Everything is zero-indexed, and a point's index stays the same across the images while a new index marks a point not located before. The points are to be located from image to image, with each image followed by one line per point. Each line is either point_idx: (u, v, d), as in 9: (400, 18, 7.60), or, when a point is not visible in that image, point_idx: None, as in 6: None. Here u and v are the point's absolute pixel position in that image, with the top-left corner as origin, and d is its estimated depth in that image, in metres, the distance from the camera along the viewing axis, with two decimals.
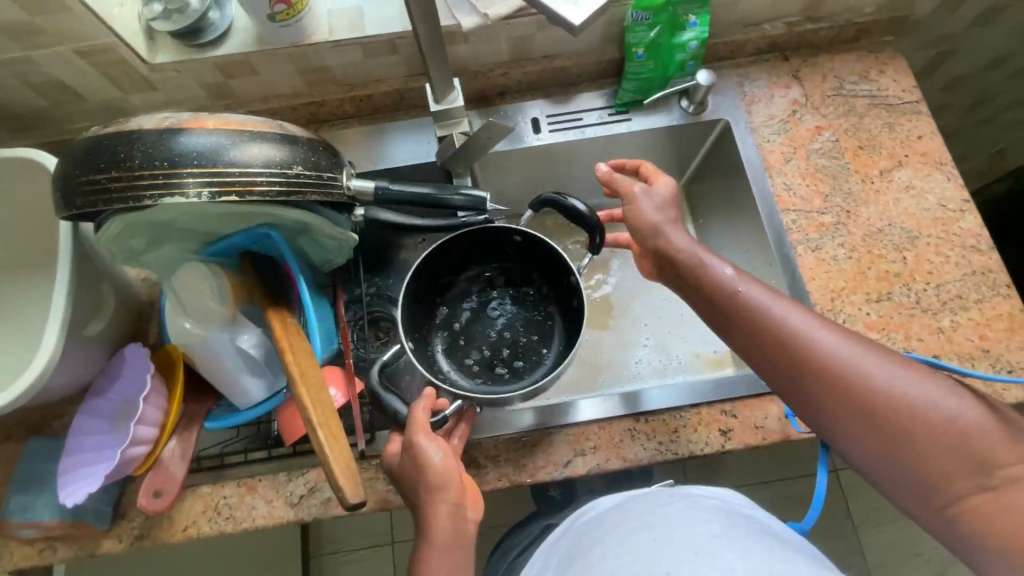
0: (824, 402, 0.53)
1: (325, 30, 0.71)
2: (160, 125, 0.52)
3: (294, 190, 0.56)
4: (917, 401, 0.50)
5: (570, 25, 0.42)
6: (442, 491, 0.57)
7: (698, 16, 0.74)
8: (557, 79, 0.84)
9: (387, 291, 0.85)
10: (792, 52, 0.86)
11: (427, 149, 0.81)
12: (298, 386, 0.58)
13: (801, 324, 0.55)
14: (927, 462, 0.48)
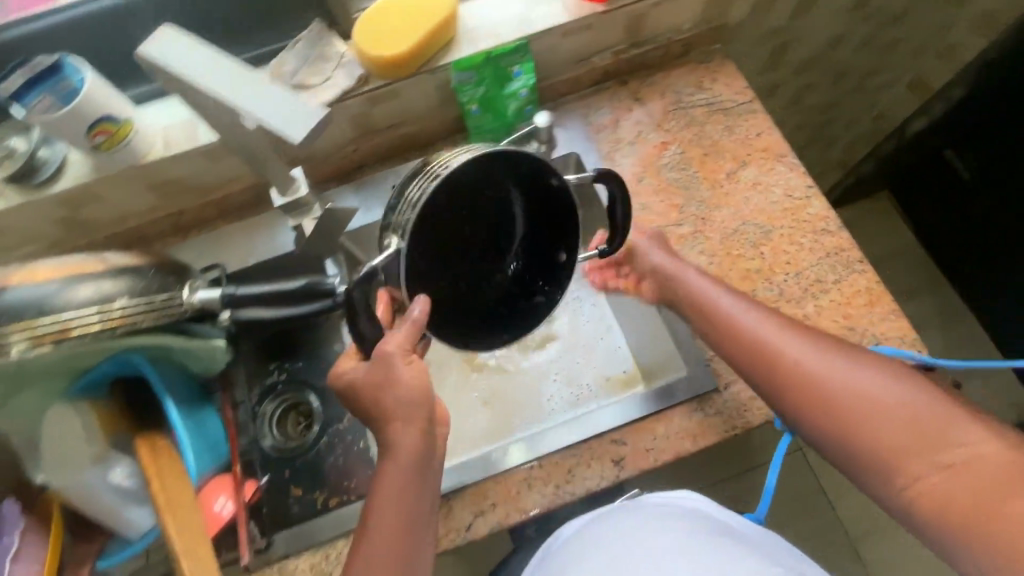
0: (796, 398, 0.55)
1: (159, 145, 0.73)
2: None
3: (118, 324, 0.58)
4: (880, 390, 0.52)
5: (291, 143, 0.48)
6: (404, 411, 0.57)
7: (522, 64, 0.78)
8: (410, 143, 0.86)
9: (298, 374, 0.87)
10: (629, 75, 0.89)
11: (285, 239, 0.82)
12: (164, 515, 0.59)
13: (770, 328, 0.60)
14: (896, 445, 0.50)
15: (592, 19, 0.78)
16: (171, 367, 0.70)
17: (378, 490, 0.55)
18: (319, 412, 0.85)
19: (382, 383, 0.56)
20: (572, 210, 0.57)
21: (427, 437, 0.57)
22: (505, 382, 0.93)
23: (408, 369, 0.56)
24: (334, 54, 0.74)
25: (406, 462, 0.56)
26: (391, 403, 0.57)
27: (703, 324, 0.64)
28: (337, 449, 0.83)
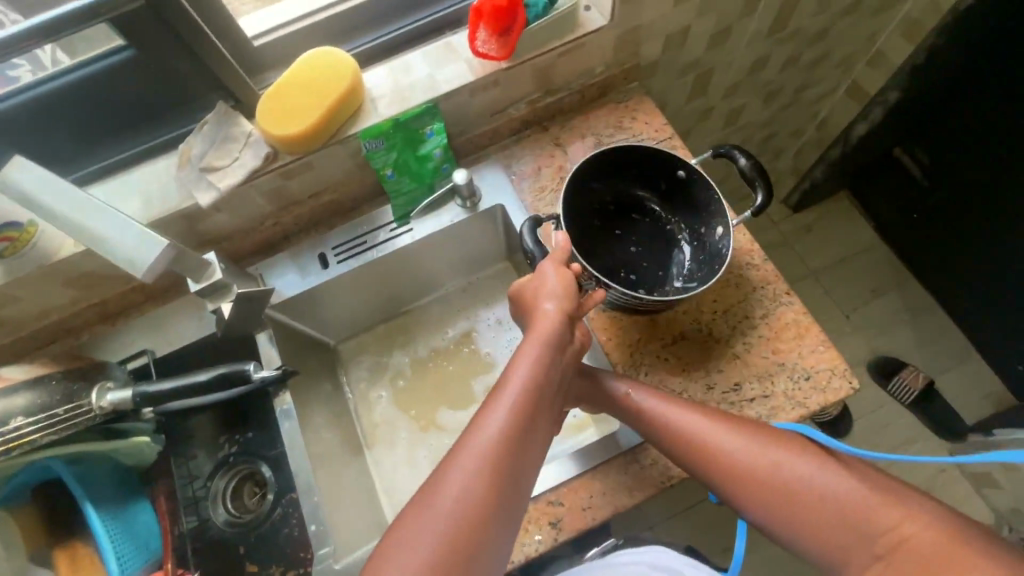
0: (741, 493, 0.59)
1: (68, 242, 0.72)
2: None
3: (14, 442, 0.58)
4: (814, 480, 0.56)
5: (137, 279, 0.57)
6: (550, 296, 0.65)
7: (433, 127, 0.79)
8: (335, 208, 0.86)
9: (251, 448, 0.81)
10: (549, 121, 0.90)
11: (210, 320, 0.81)
12: None
13: (702, 424, 0.62)
14: (831, 535, 0.55)
15: (498, 75, 0.78)
16: (95, 466, 0.68)
17: (521, 350, 0.60)
18: (272, 482, 0.80)
19: (535, 283, 0.68)
20: (705, 186, 0.76)
21: (563, 326, 0.63)
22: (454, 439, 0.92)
23: (560, 268, 0.67)
24: (240, 134, 0.74)
25: (543, 333, 0.62)
26: (541, 291, 0.66)
27: (638, 421, 0.66)
28: (291, 519, 0.78)
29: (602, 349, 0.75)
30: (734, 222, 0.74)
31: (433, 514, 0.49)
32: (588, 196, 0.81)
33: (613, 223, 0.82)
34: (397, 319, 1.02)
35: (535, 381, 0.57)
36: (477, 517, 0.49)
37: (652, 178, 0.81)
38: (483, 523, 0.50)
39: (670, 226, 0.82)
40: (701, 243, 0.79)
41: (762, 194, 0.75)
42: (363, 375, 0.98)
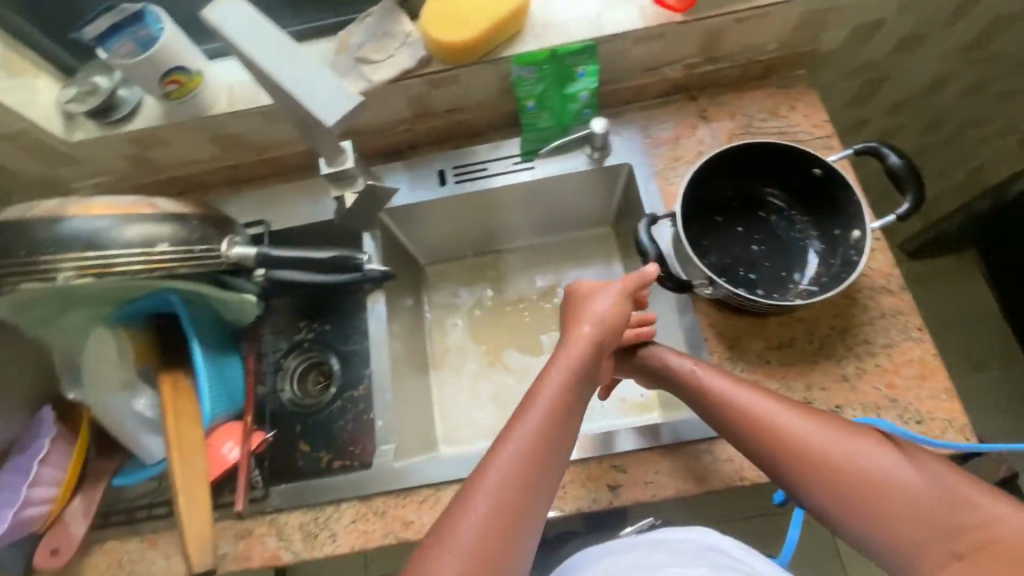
0: (808, 482, 0.55)
1: (224, 102, 0.75)
2: (38, 215, 0.59)
3: (160, 266, 0.62)
4: (892, 473, 0.53)
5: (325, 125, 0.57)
6: (596, 317, 0.63)
7: (586, 66, 0.76)
8: (464, 130, 0.86)
9: (324, 337, 0.84)
10: (699, 91, 0.85)
11: (327, 208, 0.84)
12: (173, 454, 0.66)
13: (769, 405, 0.58)
14: (907, 530, 0.52)
15: (668, 28, 0.74)
16: (202, 311, 0.73)
17: (556, 365, 0.59)
18: (337, 374, 0.82)
19: (581, 302, 0.65)
20: (847, 187, 0.70)
21: (597, 352, 0.61)
22: (518, 383, 0.93)
23: (616, 294, 0.65)
24: (399, 34, 0.74)
25: (580, 351, 0.60)
26: (586, 312, 0.64)
27: (697, 397, 0.63)
28: (349, 413, 0.79)
29: (701, 334, 0.72)
30: (873, 227, 0.67)
31: (449, 532, 0.48)
32: (710, 187, 0.77)
33: (733, 217, 0.78)
34: (487, 256, 1.02)
35: (565, 401, 0.56)
36: (502, 530, 0.48)
37: (783, 169, 0.75)
38: (505, 539, 0.48)
39: (797, 224, 0.76)
40: (833, 245, 0.72)
41: (908, 203, 0.66)
42: (443, 300, 1.00)
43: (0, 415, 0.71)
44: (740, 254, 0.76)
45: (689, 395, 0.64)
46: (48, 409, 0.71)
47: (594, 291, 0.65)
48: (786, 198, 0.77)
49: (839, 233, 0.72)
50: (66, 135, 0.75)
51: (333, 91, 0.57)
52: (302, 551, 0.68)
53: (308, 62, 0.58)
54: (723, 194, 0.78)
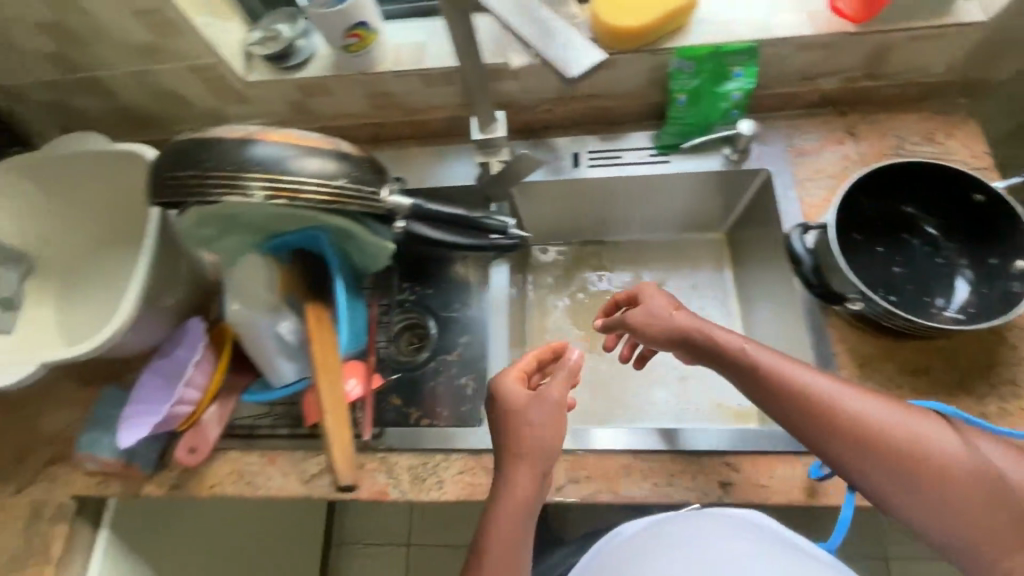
0: (869, 464, 0.55)
1: (390, 61, 0.80)
2: (244, 136, 0.65)
3: (336, 198, 0.66)
4: (947, 450, 0.53)
5: (569, 77, 0.56)
6: (535, 447, 0.58)
7: (744, 67, 0.76)
8: (603, 117, 0.87)
9: (425, 300, 0.87)
10: (849, 107, 0.83)
11: (468, 172, 0.87)
12: (320, 377, 0.70)
13: (831, 389, 0.58)
14: (962, 507, 0.52)
15: (837, 37, 0.73)
16: (344, 251, 0.78)
17: (503, 501, 0.56)
18: (433, 338, 0.83)
19: (512, 419, 0.59)
20: (1011, 214, 0.67)
21: (540, 483, 0.58)
22: (614, 372, 0.95)
23: (550, 413, 0.59)
24: (566, 14, 0.76)
25: (520, 498, 0.56)
26: (512, 435, 0.58)
27: (748, 374, 0.62)
28: (440, 376, 0.80)
29: (830, 348, 0.70)
30: None
31: None
32: (856, 204, 0.74)
33: (874, 236, 0.75)
34: (594, 246, 1.03)
35: (513, 527, 0.55)
36: None
37: (938, 191, 0.72)
38: None
39: (943, 250, 0.73)
40: (985, 275, 0.70)
41: None
42: (546, 282, 1.01)
43: (155, 320, 0.78)
44: (877, 275, 0.74)
45: (735, 370, 0.63)
46: (197, 322, 0.77)
47: (529, 406, 0.59)
48: (935, 223, 0.74)
49: (992, 265, 0.69)
50: (244, 74, 0.82)
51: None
52: (409, 491, 0.71)
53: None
54: (867, 211, 0.75)
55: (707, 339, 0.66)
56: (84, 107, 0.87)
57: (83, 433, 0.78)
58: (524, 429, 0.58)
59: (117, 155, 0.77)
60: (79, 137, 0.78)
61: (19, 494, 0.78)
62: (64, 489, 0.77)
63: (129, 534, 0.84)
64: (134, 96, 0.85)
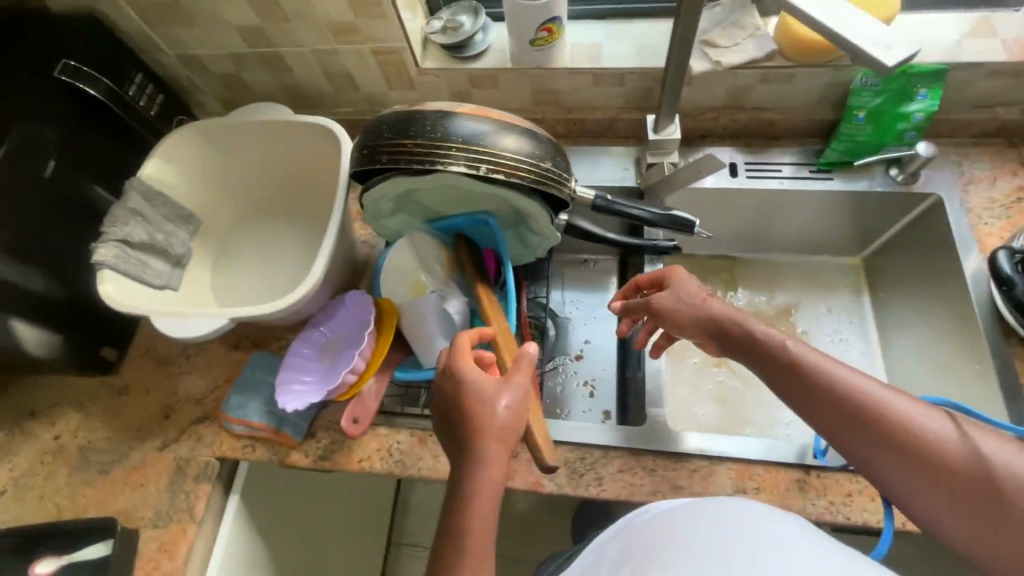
0: (905, 471, 0.51)
1: (567, 59, 0.82)
2: (461, 109, 0.63)
3: (544, 181, 0.65)
4: (999, 463, 0.47)
5: (884, 67, 0.46)
6: (506, 432, 0.55)
7: (930, 89, 0.75)
8: (764, 131, 0.87)
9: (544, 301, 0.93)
10: (1021, 139, 0.82)
11: (625, 175, 0.88)
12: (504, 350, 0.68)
13: (873, 390, 0.53)
14: (1005, 525, 0.47)
15: None
16: (511, 238, 0.79)
17: (473, 494, 0.52)
18: (551, 340, 0.91)
19: (479, 406, 0.55)
20: None
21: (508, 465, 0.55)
22: (743, 388, 0.91)
23: (520, 396, 0.57)
24: (750, 25, 0.78)
25: (493, 485, 0.52)
26: (479, 421, 0.55)
27: (781, 370, 0.58)
28: (557, 376, 0.90)
29: (1016, 380, 0.69)
30: None
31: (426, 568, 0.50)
32: None
33: None
34: (723, 258, 1.00)
35: (487, 517, 0.51)
36: None
37: None
38: None
39: None
40: None
41: None
42: None
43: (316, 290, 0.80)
44: None
45: (765, 362, 0.59)
46: (360, 294, 0.77)
47: (498, 392, 0.56)
48: None
49: None
50: (421, 61, 0.84)
51: (881, 31, 0.47)
52: (567, 486, 0.70)
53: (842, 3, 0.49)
54: None
55: (741, 328, 0.62)
56: (255, 81, 0.91)
57: (232, 395, 0.78)
58: (478, 408, 0.55)
59: (297, 125, 0.80)
60: (262, 107, 0.81)
61: (164, 450, 0.78)
62: (211, 449, 0.77)
63: (256, 504, 0.83)
64: (308, 74, 0.88)
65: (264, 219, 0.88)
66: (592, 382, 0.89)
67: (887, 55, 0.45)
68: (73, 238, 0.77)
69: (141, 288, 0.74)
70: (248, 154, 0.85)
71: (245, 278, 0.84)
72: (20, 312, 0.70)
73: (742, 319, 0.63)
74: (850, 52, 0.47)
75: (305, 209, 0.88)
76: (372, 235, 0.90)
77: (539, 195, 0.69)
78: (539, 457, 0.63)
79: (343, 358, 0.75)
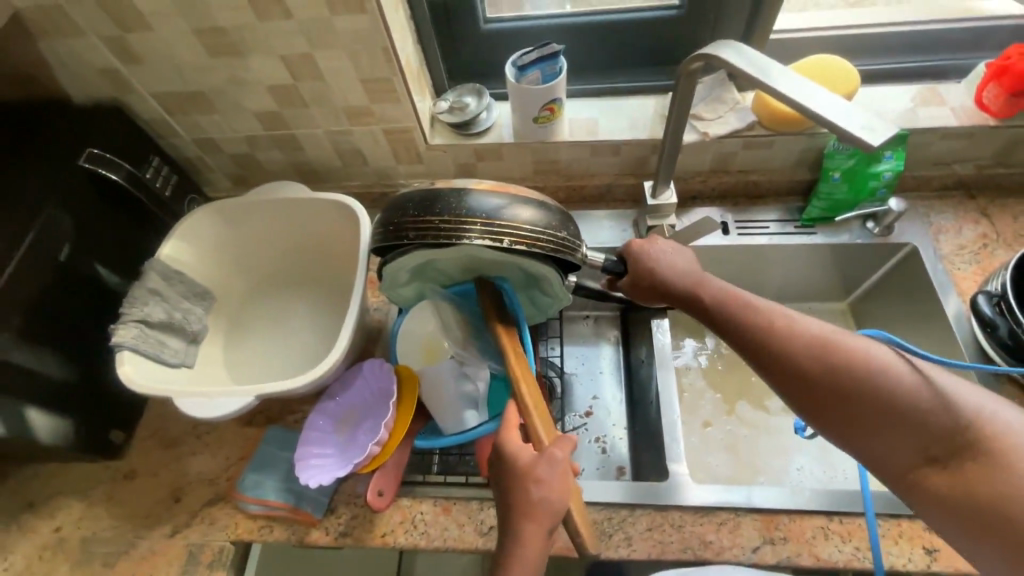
0: (795, 375, 0.56)
1: (567, 133, 0.88)
2: (482, 186, 0.67)
3: (562, 249, 0.68)
4: (879, 366, 0.53)
5: (869, 146, 0.50)
6: (544, 510, 0.56)
7: (894, 151, 0.83)
8: (749, 191, 0.95)
9: (550, 357, 0.95)
10: (978, 191, 0.91)
11: (625, 236, 0.93)
12: (531, 415, 0.65)
13: (771, 311, 0.60)
14: (884, 420, 0.52)
15: (979, 129, 0.83)
16: (524, 300, 0.82)
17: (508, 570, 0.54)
18: (558, 396, 0.91)
19: (520, 483, 0.58)
20: None
21: (548, 541, 0.56)
22: (753, 436, 0.93)
23: (559, 471, 0.58)
24: (730, 100, 0.87)
25: (532, 563, 0.54)
26: (520, 498, 0.57)
27: (702, 304, 0.65)
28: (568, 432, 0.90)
29: None
30: None
31: None
32: None
33: None
34: None
35: None
36: None
37: None
38: None
39: None
40: None
41: None
42: (678, 342, 1.03)
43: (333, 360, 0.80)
44: None
45: (713, 312, 0.64)
46: (378, 362, 0.78)
47: (536, 465, 0.58)
48: None
49: None
50: (429, 138, 0.90)
51: (862, 114, 0.53)
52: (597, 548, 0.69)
53: (825, 92, 0.55)
54: None
55: (680, 282, 0.68)
56: (268, 161, 0.95)
57: (247, 474, 0.76)
58: (519, 485, 0.58)
59: (313, 203, 0.83)
60: (276, 186, 0.84)
61: (174, 537, 0.75)
62: (224, 533, 0.74)
63: None
64: (322, 153, 0.93)
65: (276, 292, 0.90)
66: (603, 439, 0.90)
67: (870, 134, 0.50)
68: (88, 318, 0.77)
69: (160, 368, 0.74)
70: (262, 230, 0.87)
71: (259, 350, 0.85)
72: (33, 396, 0.69)
73: (684, 269, 0.69)
74: (836, 132, 0.53)
75: (318, 280, 0.90)
76: (383, 301, 0.91)
77: (556, 261, 0.73)
78: (579, 544, 0.61)
79: (366, 430, 0.74)
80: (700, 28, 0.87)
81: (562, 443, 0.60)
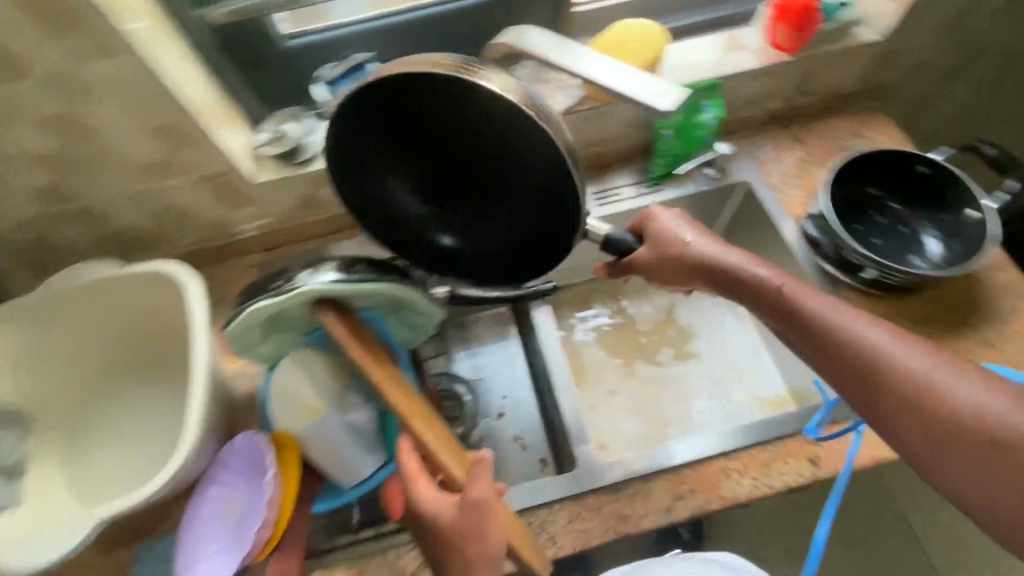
0: (883, 395, 0.53)
1: None
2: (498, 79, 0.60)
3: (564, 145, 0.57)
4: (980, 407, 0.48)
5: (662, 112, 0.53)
6: (484, 563, 0.54)
7: (711, 100, 0.88)
8: (596, 162, 0.96)
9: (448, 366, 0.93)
10: (790, 121, 0.99)
11: None
12: (438, 454, 0.60)
13: (870, 328, 0.55)
14: (981, 457, 0.47)
15: (776, 64, 0.90)
16: (396, 325, 0.77)
17: None
18: (470, 406, 0.91)
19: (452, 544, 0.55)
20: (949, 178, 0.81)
21: None
22: (654, 393, 0.96)
23: (487, 515, 0.54)
24: (555, 78, 0.88)
25: None
26: (457, 560, 0.55)
27: (784, 311, 0.61)
28: (490, 440, 0.88)
29: None
30: (987, 205, 0.78)
31: None
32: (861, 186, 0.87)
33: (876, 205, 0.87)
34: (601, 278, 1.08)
35: None
36: None
37: (896, 164, 0.84)
38: None
39: (905, 215, 0.86)
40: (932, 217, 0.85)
41: (1016, 181, 0.78)
42: (570, 322, 1.04)
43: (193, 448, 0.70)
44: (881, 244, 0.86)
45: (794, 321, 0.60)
46: (248, 434, 0.70)
47: (461, 521, 0.55)
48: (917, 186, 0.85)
49: (944, 219, 0.83)
50: (253, 175, 0.81)
51: (651, 83, 0.55)
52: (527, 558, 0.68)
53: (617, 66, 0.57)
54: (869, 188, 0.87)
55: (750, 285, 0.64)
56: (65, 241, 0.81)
57: None
58: (452, 548, 0.55)
59: (124, 281, 0.71)
60: (77, 270, 0.72)
61: None
62: None
63: None
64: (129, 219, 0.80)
65: (111, 389, 0.77)
66: (521, 436, 0.89)
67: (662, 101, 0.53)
68: None
69: None
70: (71, 325, 0.74)
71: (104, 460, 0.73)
72: None
73: (742, 273, 0.65)
74: None
75: (160, 362, 0.78)
76: (246, 365, 0.82)
77: (414, 283, 0.69)
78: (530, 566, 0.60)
79: (251, 514, 0.66)
80: (510, 11, 0.85)
81: (477, 482, 0.55)
